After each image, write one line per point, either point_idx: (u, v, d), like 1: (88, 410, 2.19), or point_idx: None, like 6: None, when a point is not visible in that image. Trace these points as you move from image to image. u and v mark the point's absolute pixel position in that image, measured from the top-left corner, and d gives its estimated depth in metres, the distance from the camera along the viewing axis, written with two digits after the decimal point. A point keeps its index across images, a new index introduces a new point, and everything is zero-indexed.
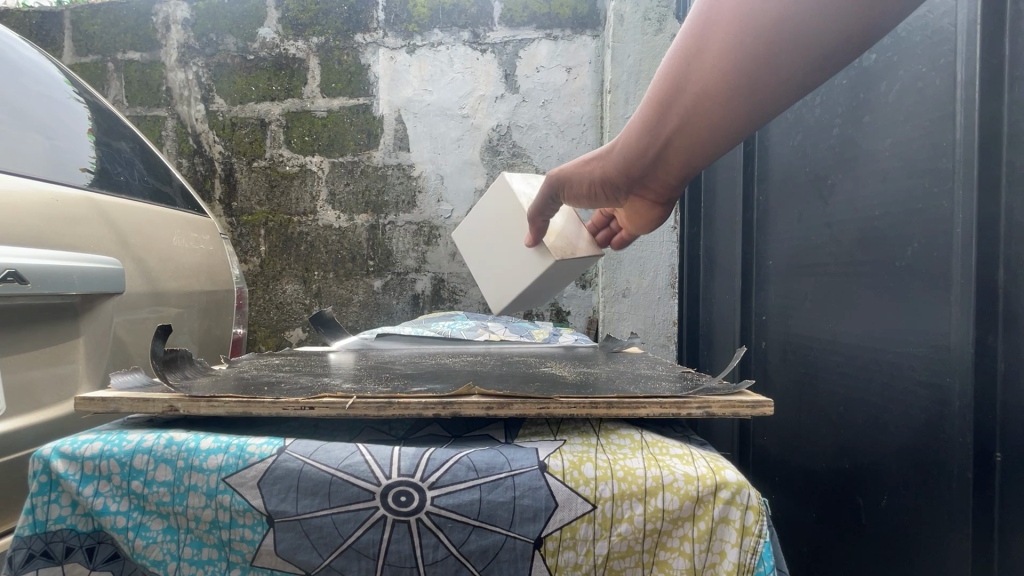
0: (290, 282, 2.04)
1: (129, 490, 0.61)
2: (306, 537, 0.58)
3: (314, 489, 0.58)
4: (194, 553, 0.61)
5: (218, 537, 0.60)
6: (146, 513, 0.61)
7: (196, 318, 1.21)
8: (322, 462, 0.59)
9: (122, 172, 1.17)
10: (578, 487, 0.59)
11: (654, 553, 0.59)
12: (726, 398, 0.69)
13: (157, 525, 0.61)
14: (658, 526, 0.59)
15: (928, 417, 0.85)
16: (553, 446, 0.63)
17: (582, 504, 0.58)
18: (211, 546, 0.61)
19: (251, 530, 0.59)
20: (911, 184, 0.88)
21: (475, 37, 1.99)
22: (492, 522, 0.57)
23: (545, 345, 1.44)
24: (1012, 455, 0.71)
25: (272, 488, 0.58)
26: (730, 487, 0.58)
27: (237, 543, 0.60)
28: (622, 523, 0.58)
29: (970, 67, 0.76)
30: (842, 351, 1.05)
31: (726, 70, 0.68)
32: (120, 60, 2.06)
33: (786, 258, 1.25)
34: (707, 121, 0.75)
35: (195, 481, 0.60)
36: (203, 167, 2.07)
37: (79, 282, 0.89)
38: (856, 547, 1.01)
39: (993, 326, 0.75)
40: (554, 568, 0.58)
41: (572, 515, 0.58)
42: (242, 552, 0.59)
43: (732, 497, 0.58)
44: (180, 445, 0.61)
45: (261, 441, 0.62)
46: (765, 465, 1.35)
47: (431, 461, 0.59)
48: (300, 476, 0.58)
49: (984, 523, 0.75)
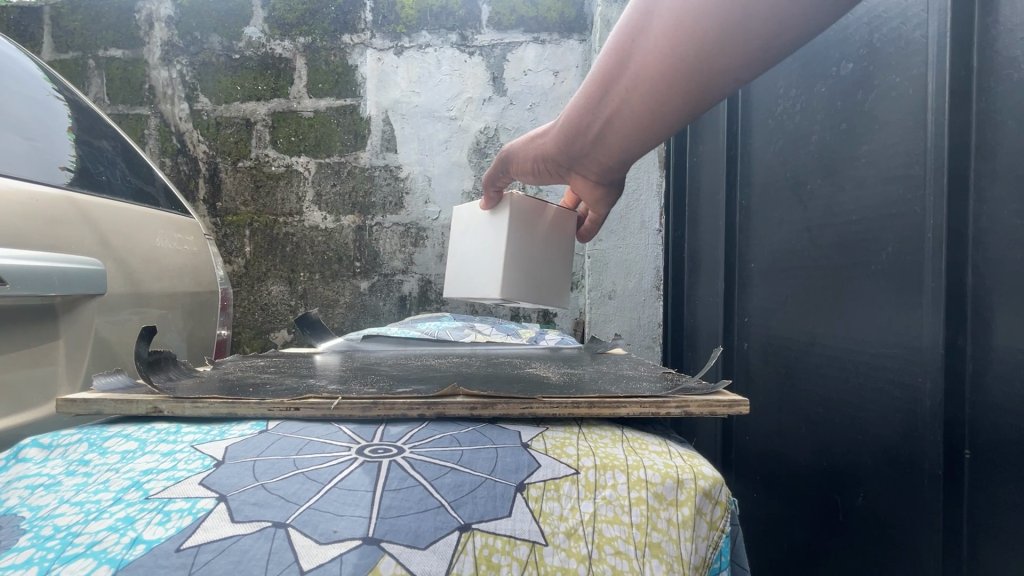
0: (275, 283, 2.02)
1: (77, 458, 0.59)
2: (252, 467, 0.54)
3: (288, 445, 0.59)
4: (85, 496, 0.52)
5: (133, 478, 0.54)
6: (69, 473, 0.56)
7: (177, 319, 1.19)
8: (306, 433, 0.62)
9: (103, 171, 1.15)
10: (561, 458, 0.61)
11: (644, 531, 0.55)
12: (704, 397, 0.71)
13: (72, 479, 0.55)
14: (644, 497, 0.58)
15: (900, 415, 0.88)
16: (535, 436, 0.65)
17: (565, 467, 0.59)
18: (112, 488, 0.53)
19: (186, 469, 0.54)
20: (886, 191, 0.91)
21: (463, 40, 2.00)
22: (471, 465, 0.57)
23: (531, 346, 1.45)
24: (981, 452, 0.75)
25: (243, 444, 0.59)
26: (707, 480, 0.61)
27: (153, 481, 0.53)
28: (607, 488, 0.58)
29: (941, 78, 0.79)
30: (820, 353, 1.08)
31: (663, 61, 0.71)
32: (101, 57, 2.03)
33: (767, 260, 1.28)
34: (655, 92, 0.76)
35: (158, 447, 0.60)
36: (187, 167, 2.04)
37: (59, 282, 0.87)
38: (837, 546, 1.03)
39: (961, 329, 0.78)
40: (538, 514, 0.54)
41: (557, 471, 0.58)
42: (151, 487, 0.52)
43: (708, 489, 0.60)
44: (161, 431, 0.64)
45: (245, 426, 0.64)
46: (747, 464, 1.36)
47: (415, 436, 0.63)
48: (278, 439, 0.61)
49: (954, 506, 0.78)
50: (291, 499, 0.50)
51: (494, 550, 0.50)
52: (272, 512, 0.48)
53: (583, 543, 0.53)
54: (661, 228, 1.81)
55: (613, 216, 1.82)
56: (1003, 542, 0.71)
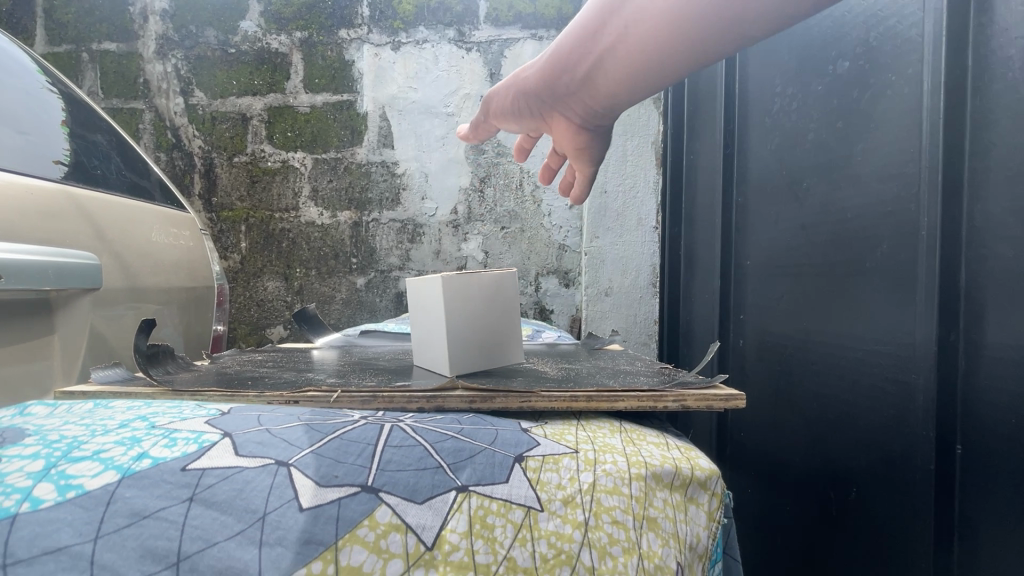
0: (272, 279, 2.02)
1: (83, 403, 0.65)
2: (260, 421, 0.59)
3: (296, 410, 0.63)
4: (92, 424, 0.58)
5: (139, 415, 0.60)
6: (76, 410, 0.62)
7: (174, 314, 1.19)
8: (313, 403, 0.66)
9: (98, 165, 1.15)
10: (561, 441, 0.64)
11: (643, 506, 0.58)
12: (701, 390, 0.72)
13: (78, 412, 0.61)
14: (643, 474, 0.61)
15: (893, 410, 0.89)
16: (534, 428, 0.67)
17: (564, 446, 0.63)
18: (119, 418, 0.59)
19: (191, 412, 0.61)
20: (881, 189, 0.92)
21: (460, 36, 1.99)
22: (472, 438, 0.61)
23: (528, 342, 1.45)
24: (973, 447, 0.76)
25: (249, 406, 0.64)
26: (705, 472, 0.66)
27: (159, 416, 0.60)
28: (606, 462, 0.61)
29: (935, 77, 0.80)
30: (816, 349, 1.08)
31: None
32: (95, 51, 2.01)
33: (763, 257, 1.28)
34: None
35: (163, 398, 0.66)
36: (182, 162, 2.03)
37: (54, 277, 0.86)
38: (831, 540, 1.04)
39: (953, 325, 0.79)
40: (536, 483, 0.57)
41: (557, 449, 0.62)
42: (157, 419, 0.59)
43: (705, 479, 0.66)
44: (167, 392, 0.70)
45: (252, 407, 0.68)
46: (742, 460, 1.37)
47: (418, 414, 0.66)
48: (287, 404, 0.65)
49: (946, 494, 0.80)
50: (291, 444, 0.55)
51: (489, 511, 0.53)
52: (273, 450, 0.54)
53: (580, 510, 0.56)
54: (658, 226, 1.81)
55: (610, 213, 1.82)
56: (998, 536, 0.72)
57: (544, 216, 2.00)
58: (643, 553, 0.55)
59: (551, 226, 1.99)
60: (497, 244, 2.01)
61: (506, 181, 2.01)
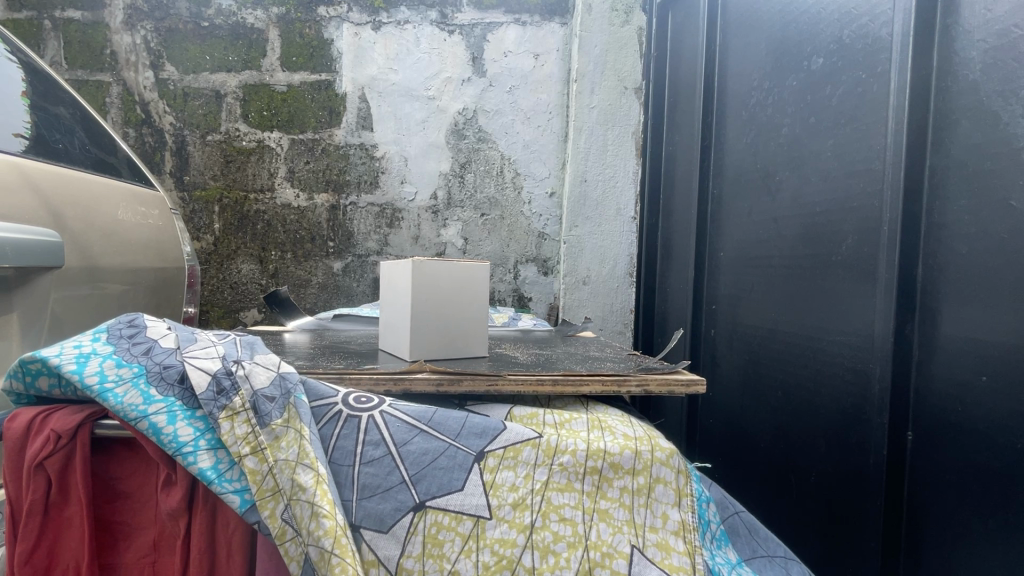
0: (245, 261, 1.97)
1: None
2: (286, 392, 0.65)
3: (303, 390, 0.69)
4: None
5: None
6: None
7: (140, 296, 1.16)
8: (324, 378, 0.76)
9: (60, 139, 1.10)
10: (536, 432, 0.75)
11: (594, 498, 0.69)
12: (663, 376, 0.81)
13: None
14: (599, 466, 0.70)
15: (852, 398, 0.93)
16: (506, 413, 0.77)
17: (530, 432, 0.71)
18: None
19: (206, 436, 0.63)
20: (846, 185, 0.95)
21: (443, 18, 1.96)
22: (441, 432, 0.68)
23: (504, 330, 1.45)
24: (925, 433, 0.81)
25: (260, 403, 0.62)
26: (665, 451, 0.74)
27: None
28: (564, 454, 0.69)
29: (903, 76, 0.83)
30: (782, 340, 1.12)
31: None
32: (58, 18, 1.92)
33: (735, 249, 1.31)
34: None
35: None
36: (152, 138, 1.96)
37: (13, 254, 0.81)
38: (791, 525, 1.09)
39: (909, 319, 0.83)
40: (490, 484, 0.66)
41: (518, 438, 0.69)
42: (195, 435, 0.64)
43: (666, 459, 0.73)
44: None
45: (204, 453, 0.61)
46: (708, 448, 1.40)
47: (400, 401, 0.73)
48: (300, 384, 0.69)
49: (895, 478, 0.85)
50: (299, 388, 0.65)
51: (441, 527, 0.63)
52: (283, 400, 0.63)
53: (527, 512, 0.66)
54: (637, 216, 1.80)
55: (590, 202, 1.79)
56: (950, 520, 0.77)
57: (524, 204, 1.99)
58: (590, 544, 0.66)
59: (530, 214, 1.99)
60: (476, 230, 2.00)
61: (486, 168, 1.99)
